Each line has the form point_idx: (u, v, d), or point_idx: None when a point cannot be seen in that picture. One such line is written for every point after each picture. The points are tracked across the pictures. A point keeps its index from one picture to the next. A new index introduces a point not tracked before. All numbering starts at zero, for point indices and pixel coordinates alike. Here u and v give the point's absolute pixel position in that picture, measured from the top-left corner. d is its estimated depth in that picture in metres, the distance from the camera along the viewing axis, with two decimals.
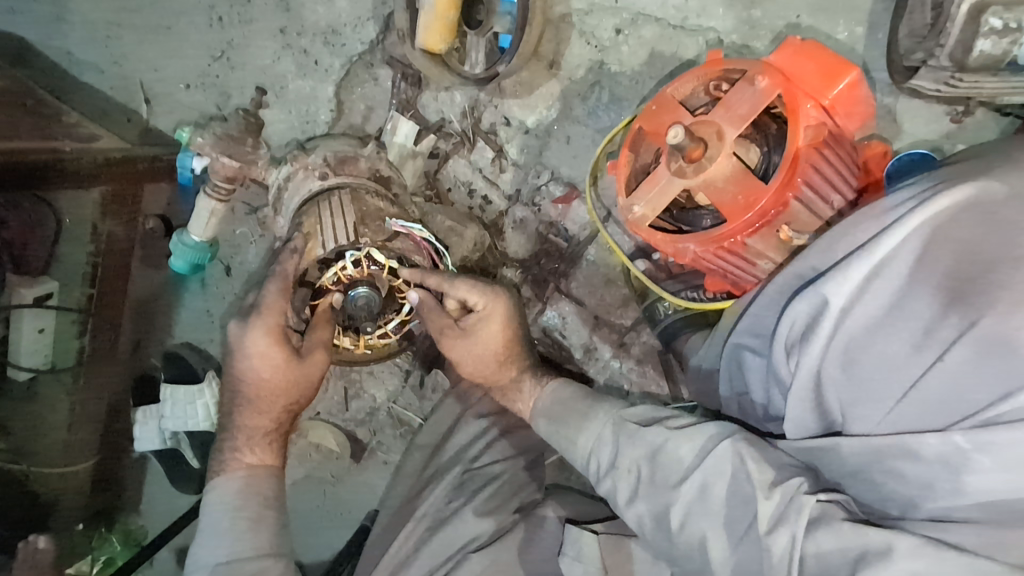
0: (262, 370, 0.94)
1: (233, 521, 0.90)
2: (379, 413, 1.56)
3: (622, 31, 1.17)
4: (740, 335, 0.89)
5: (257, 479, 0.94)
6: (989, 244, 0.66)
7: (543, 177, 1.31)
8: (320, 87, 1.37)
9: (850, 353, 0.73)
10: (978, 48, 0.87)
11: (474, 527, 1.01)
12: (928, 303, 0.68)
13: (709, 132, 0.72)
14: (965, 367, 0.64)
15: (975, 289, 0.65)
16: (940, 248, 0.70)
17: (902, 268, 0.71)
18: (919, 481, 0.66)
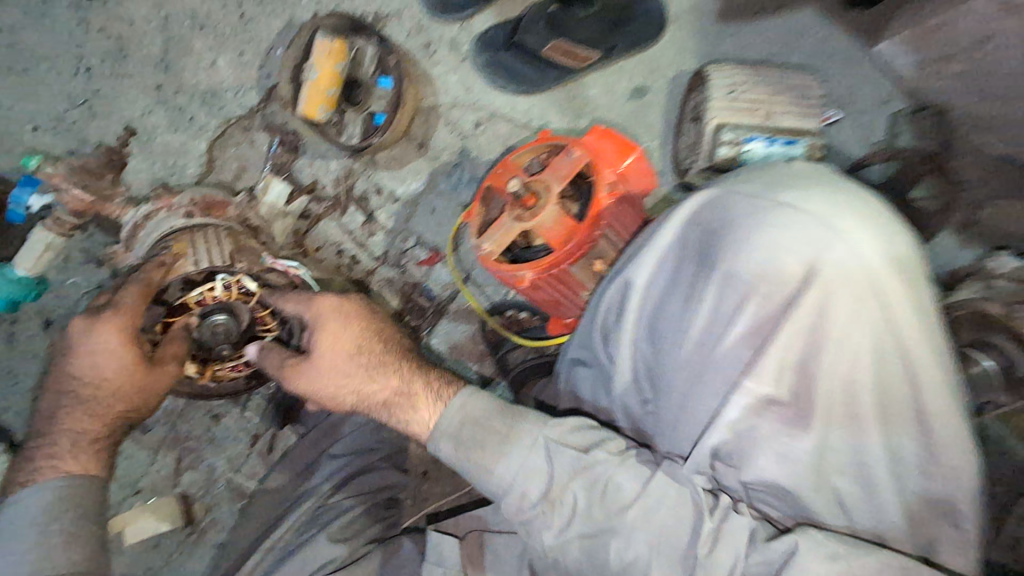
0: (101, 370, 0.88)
1: (41, 538, 0.80)
2: (217, 484, 1.46)
3: (481, 124, 1.39)
4: (575, 351, 1.01)
5: (79, 491, 0.85)
6: (725, 227, 0.85)
7: (410, 242, 1.44)
8: (191, 143, 1.40)
9: (652, 325, 0.89)
10: (720, 153, 1.08)
11: (330, 550, 0.99)
12: (699, 283, 0.85)
13: (540, 186, 0.92)
14: (718, 309, 0.83)
15: (715, 248, 0.85)
16: (698, 234, 0.87)
17: (679, 259, 0.88)
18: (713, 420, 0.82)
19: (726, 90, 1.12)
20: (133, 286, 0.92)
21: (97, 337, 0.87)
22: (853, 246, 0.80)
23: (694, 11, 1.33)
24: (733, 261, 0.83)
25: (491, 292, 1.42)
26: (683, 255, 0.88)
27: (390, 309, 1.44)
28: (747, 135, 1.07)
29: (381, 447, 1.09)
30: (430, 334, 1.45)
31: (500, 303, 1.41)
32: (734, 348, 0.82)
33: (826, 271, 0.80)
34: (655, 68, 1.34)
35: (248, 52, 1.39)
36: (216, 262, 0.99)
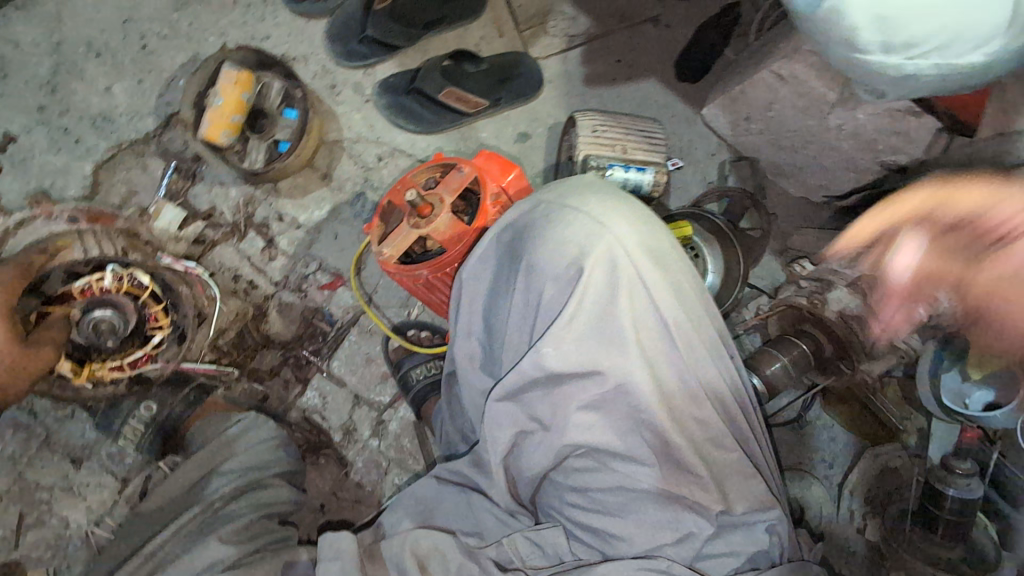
0: None
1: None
2: (71, 542, 1.27)
3: (383, 159, 1.50)
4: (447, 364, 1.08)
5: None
6: (522, 229, 0.92)
7: (311, 267, 1.46)
8: (75, 164, 1.36)
9: (489, 327, 0.96)
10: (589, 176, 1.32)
11: (216, 552, 0.93)
12: (507, 280, 0.93)
13: (434, 199, 1.03)
14: (530, 309, 0.89)
15: (521, 249, 0.90)
16: (504, 239, 0.93)
17: (490, 261, 0.94)
18: (534, 415, 0.87)
19: (590, 130, 1.34)
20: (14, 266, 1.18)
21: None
22: (627, 243, 0.86)
23: (566, 74, 1.60)
24: (535, 259, 0.88)
25: (393, 314, 1.47)
26: (492, 258, 0.94)
27: (289, 333, 1.43)
28: (608, 162, 1.32)
29: (277, 462, 1.10)
30: (331, 358, 1.44)
31: (403, 323, 1.46)
32: (536, 335, 0.88)
33: (604, 262, 0.85)
34: (536, 117, 1.57)
35: (148, 81, 1.41)
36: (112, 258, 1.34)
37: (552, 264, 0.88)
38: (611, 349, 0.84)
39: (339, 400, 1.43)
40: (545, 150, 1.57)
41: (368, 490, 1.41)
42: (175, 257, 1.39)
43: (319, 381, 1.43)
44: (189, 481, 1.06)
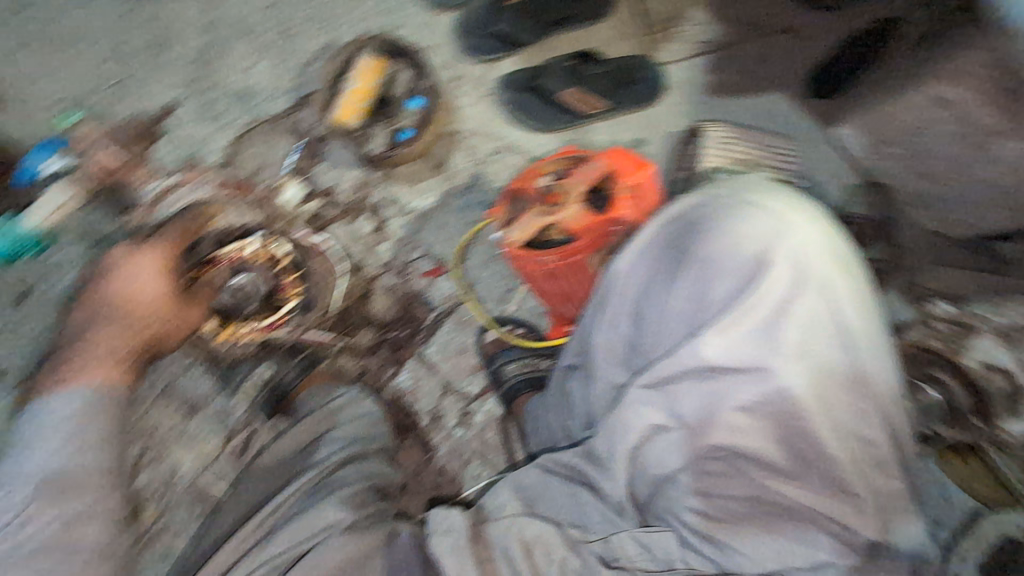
0: (133, 290, 1.20)
1: (72, 437, 0.91)
2: (175, 487, 1.35)
3: (496, 152, 1.51)
4: (570, 355, 1.06)
5: (103, 404, 0.98)
6: (694, 220, 0.91)
7: (416, 252, 1.49)
8: (216, 134, 1.45)
9: (636, 315, 0.93)
10: None
11: (333, 515, 0.94)
12: (669, 269, 0.91)
13: (563, 187, 0.99)
14: (695, 298, 0.87)
15: (694, 238, 0.89)
16: (671, 229, 0.93)
17: (652, 249, 0.93)
18: (680, 404, 0.84)
19: None
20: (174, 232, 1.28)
21: (144, 267, 1.22)
22: (811, 246, 0.85)
23: (688, 82, 1.55)
24: (710, 249, 0.87)
25: (490, 307, 1.48)
26: (654, 245, 0.93)
27: (389, 315, 1.46)
28: None
29: (378, 438, 1.12)
30: (425, 344, 1.47)
31: (499, 317, 1.46)
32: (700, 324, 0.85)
33: (788, 260, 0.83)
34: (653, 123, 1.53)
35: (288, 62, 1.49)
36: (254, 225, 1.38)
37: (726, 256, 0.86)
38: (785, 348, 0.81)
39: (430, 386, 1.45)
40: (660, 157, 1.52)
41: (449, 478, 1.41)
42: (307, 231, 1.45)
43: (413, 365, 1.45)
44: (299, 442, 1.10)
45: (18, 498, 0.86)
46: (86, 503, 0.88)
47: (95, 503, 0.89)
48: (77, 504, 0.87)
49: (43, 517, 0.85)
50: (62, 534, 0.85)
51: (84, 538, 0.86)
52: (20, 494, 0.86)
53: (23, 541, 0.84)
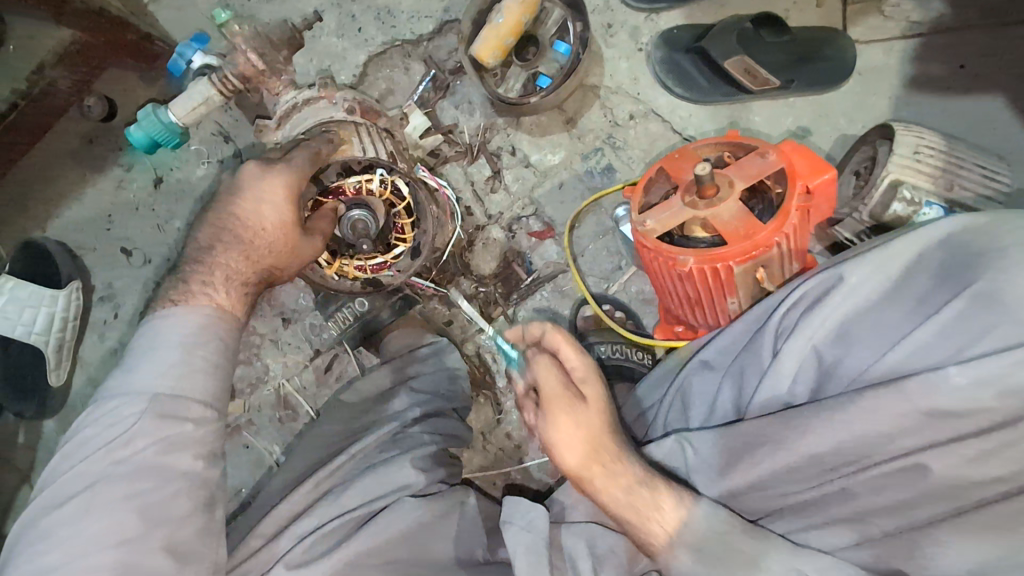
0: (262, 219, 0.95)
1: (185, 356, 0.84)
2: (264, 388, 1.45)
3: (634, 118, 1.37)
4: (707, 351, 0.91)
5: (221, 326, 0.89)
6: (981, 242, 0.73)
7: (527, 210, 1.42)
8: (352, 51, 1.42)
9: (841, 330, 0.80)
10: (892, 209, 1.04)
11: (407, 478, 0.90)
12: (919, 290, 0.77)
13: (723, 180, 0.85)
14: (942, 334, 0.72)
15: (975, 263, 0.72)
16: (938, 246, 0.77)
17: (901, 260, 0.79)
18: (875, 442, 0.74)
19: (912, 150, 1.05)
20: (306, 152, 1.00)
21: (265, 185, 0.95)
22: None
23: (882, 69, 1.30)
24: (997, 280, 0.70)
25: (592, 283, 1.38)
26: (907, 258, 0.78)
27: (487, 269, 1.42)
28: (927, 200, 1.02)
29: (457, 396, 1.08)
30: (517, 306, 1.41)
31: (599, 295, 1.36)
32: (940, 360, 0.72)
33: None
34: (825, 113, 1.31)
35: None
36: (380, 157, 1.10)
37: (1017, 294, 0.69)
38: None
39: None
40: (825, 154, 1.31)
41: (514, 444, 1.38)
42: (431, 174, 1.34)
43: (501, 325, 1.41)
44: (381, 385, 1.07)
45: (129, 411, 0.81)
46: (189, 428, 0.83)
47: (197, 431, 0.83)
48: (180, 429, 0.82)
49: (145, 439, 0.80)
50: (158, 460, 0.80)
51: (178, 466, 0.82)
52: (132, 407, 0.81)
53: (125, 458, 0.80)
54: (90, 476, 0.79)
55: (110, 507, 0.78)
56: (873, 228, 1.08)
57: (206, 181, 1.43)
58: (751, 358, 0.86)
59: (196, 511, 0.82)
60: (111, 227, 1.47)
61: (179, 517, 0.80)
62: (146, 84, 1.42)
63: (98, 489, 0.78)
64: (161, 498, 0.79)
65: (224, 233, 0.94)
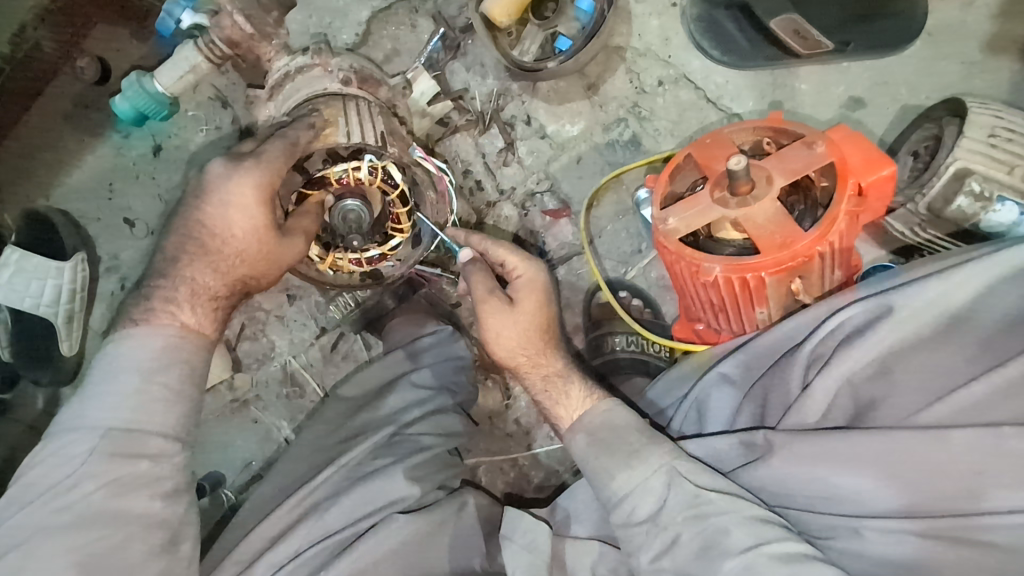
0: (231, 219, 0.74)
1: (140, 386, 0.69)
2: (272, 364, 1.42)
3: (663, 84, 1.24)
4: (727, 364, 0.80)
5: (186, 346, 0.72)
6: None
7: (542, 186, 1.32)
8: (353, 7, 1.30)
9: (882, 364, 0.70)
10: (956, 203, 0.91)
11: (398, 491, 0.84)
12: (985, 331, 0.68)
13: (760, 175, 0.74)
14: (1006, 385, 0.64)
15: None
16: (1010, 285, 0.68)
17: (968, 293, 0.69)
18: (901, 491, 0.64)
19: (987, 134, 0.91)
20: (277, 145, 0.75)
21: (233, 184, 0.72)
22: None
23: (951, 31, 1.14)
24: None
25: (609, 266, 1.29)
26: (976, 291, 0.69)
27: None
28: (998, 194, 0.89)
29: (463, 390, 1.02)
30: None
31: (616, 281, 1.28)
32: (1002, 416, 0.63)
33: None
34: (885, 80, 1.15)
35: None
36: (367, 138, 0.80)
37: None
38: None
39: None
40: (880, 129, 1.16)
41: (523, 430, 1.27)
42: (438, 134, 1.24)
43: None
44: (378, 379, 0.99)
45: (78, 450, 0.68)
46: (145, 467, 0.68)
47: (158, 469, 0.69)
48: (136, 468, 0.68)
49: (93, 481, 0.67)
50: (106, 504, 0.67)
51: (134, 511, 0.68)
52: (81, 444, 0.68)
53: (68, 506, 0.67)
54: (27, 528, 0.66)
55: (53, 562, 0.65)
56: (931, 222, 0.95)
57: (206, 150, 1.36)
58: (777, 385, 0.75)
59: (155, 558, 0.68)
60: (112, 196, 1.40)
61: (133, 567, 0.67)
62: (139, 44, 1.32)
63: (35, 543, 0.65)
64: (113, 550, 0.67)
65: (191, 239, 0.75)
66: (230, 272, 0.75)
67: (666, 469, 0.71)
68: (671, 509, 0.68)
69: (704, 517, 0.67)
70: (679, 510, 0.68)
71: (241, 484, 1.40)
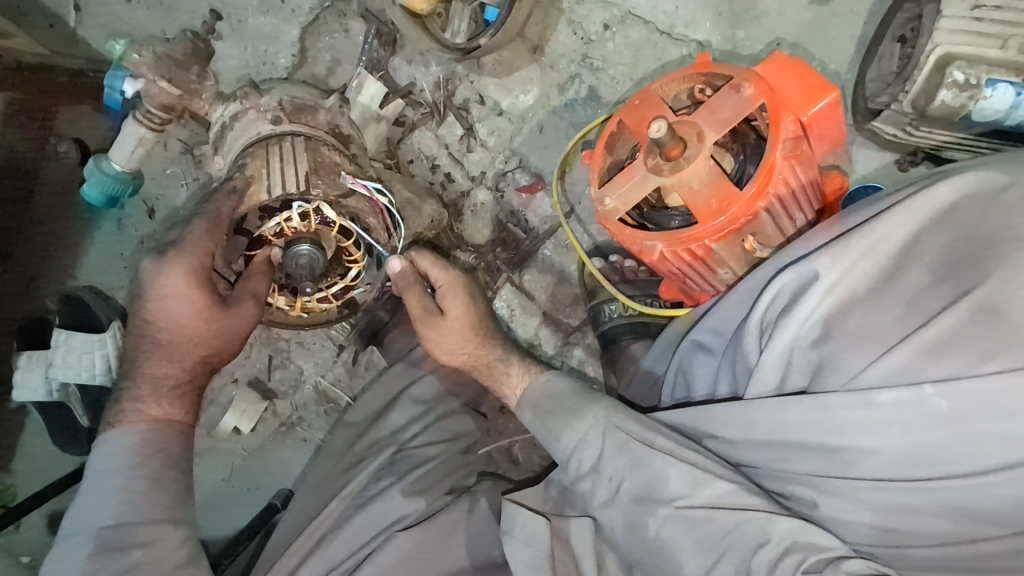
0: (173, 314, 0.79)
1: (124, 482, 0.74)
2: (304, 386, 1.46)
3: (610, 28, 1.15)
4: (700, 332, 0.77)
5: (162, 437, 0.79)
6: (990, 222, 0.60)
7: (511, 163, 1.27)
8: (284, 28, 1.28)
9: (823, 330, 0.64)
10: (938, 98, 0.80)
11: (402, 508, 0.90)
12: (920, 279, 0.62)
13: (689, 133, 0.67)
14: (947, 337, 0.58)
15: (985, 251, 0.59)
16: (939, 226, 0.63)
17: (894, 243, 0.64)
18: (843, 462, 0.62)
19: (970, 6, 0.78)
20: (202, 221, 0.79)
21: (166, 277, 0.77)
22: None
23: None
24: (1008, 270, 0.57)
25: (596, 231, 1.25)
26: (902, 239, 0.64)
27: (482, 238, 1.30)
28: (987, 78, 0.77)
29: (461, 393, 1.03)
30: (522, 270, 1.31)
31: (604, 245, 1.24)
32: (942, 372, 0.58)
33: None
34: None
35: None
36: (291, 188, 0.82)
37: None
38: None
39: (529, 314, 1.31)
40: (860, 17, 1.03)
41: None
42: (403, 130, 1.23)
43: (509, 292, 1.31)
44: (381, 402, 1.02)
45: (75, 553, 0.72)
46: (138, 558, 0.72)
47: (154, 552, 0.73)
48: (128, 560, 0.72)
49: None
50: None
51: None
52: (80, 549, 0.72)
53: None
54: None
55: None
56: (921, 120, 0.85)
57: (190, 204, 1.39)
58: (738, 359, 0.71)
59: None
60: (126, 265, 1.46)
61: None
62: (104, 117, 1.37)
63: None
64: None
65: (144, 339, 0.80)
66: (183, 361, 0.80)
67: (602, 423, 0.78)
68: (610, 460, 0.75)
69: (640, 462, 0.73)
70: (614, 456, 0.75)
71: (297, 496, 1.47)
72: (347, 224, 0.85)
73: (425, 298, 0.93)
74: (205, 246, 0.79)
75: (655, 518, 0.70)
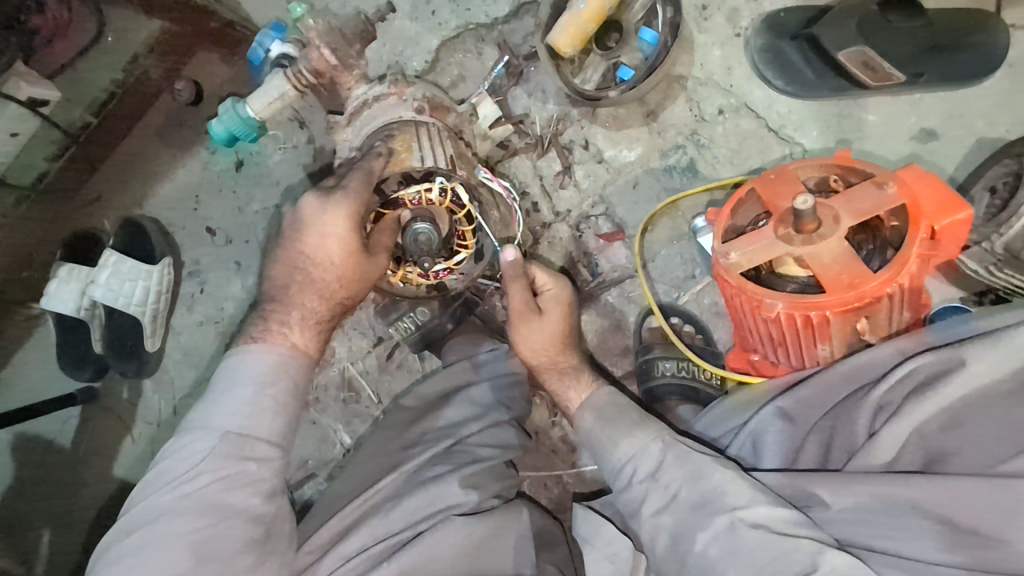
0: (331, 250, 0.87)
1: (257, 396, 0.81)
2: (330, 369, 1.36)
3: (724, 113, 1.25)
4: (788, 399, 0.82)
5: (296, 364, 0.85)
6: None
7: (597, 209, 1.33)
8: (424, 36, 1.36)
9: (952, 415, 0.71)
10: None
11: (457, 494, 0.91)
12: None
13: (826, 214, 0.73)
14: None
15: None
16: None
17: None
18: (970, 545, 0.64)
19: None
20: (358, 173, 0.86)
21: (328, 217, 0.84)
22: None
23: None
24: None
25: (661, 291, 1.30)
26: None
27: (552, 269, 1.34)
28: None
29: (517, 405, 1.05)
30: (580, 310, 1.34)
31: (669, 306, 1.28)
32: None
33: None
34: (960, 113, 1.13)
35: None
36: (438, 164, 0.89)
37: None
38: None
39: None
40: (954, 161, 1.13)
41: (569, 446, 1.22)
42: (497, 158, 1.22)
43: None
44: (439, 390, 1.06)
45: (199, 448, 0.79)
46: (253, 468, 0.80)
47: (262, 470, 0.80)
48: (243, 468, 0.79)
49: (212, 474, 0.78)
50: (218, 495, 0.78)
51: (239, 504, 0.78)
52: (203, 443, 0.80)
53: (190, 492, 0.77)
54: (157, 508, 0.77)
55: (169, 542, 0.75)
56: (1007, 262, 0.93)
57: (283, 166, 1.39)
58: (841, 430, 0.78)
59: (250, 547, 0.77)
60: (197, 208, 1.43)
61: (234, 551, 0.76)
62: (228, 68, 1.39)
63: (163, 522, 0.75)
64: (216, 535, 0.76)
65: (296, 269, 0.88)
66: (330, 296, 0.88)
67: (661, 439, 0.84)
68: (668, 466, 0.81)
69: (699, 476, 0.77)
70: (674, 467, 0.80)
71: (296, 483, 1.34)
72: (472, 209, 0.92)
73: (530, 296, 0.99)
74: (360, 196, 0.85)
75: (706, 533, 0.73)
